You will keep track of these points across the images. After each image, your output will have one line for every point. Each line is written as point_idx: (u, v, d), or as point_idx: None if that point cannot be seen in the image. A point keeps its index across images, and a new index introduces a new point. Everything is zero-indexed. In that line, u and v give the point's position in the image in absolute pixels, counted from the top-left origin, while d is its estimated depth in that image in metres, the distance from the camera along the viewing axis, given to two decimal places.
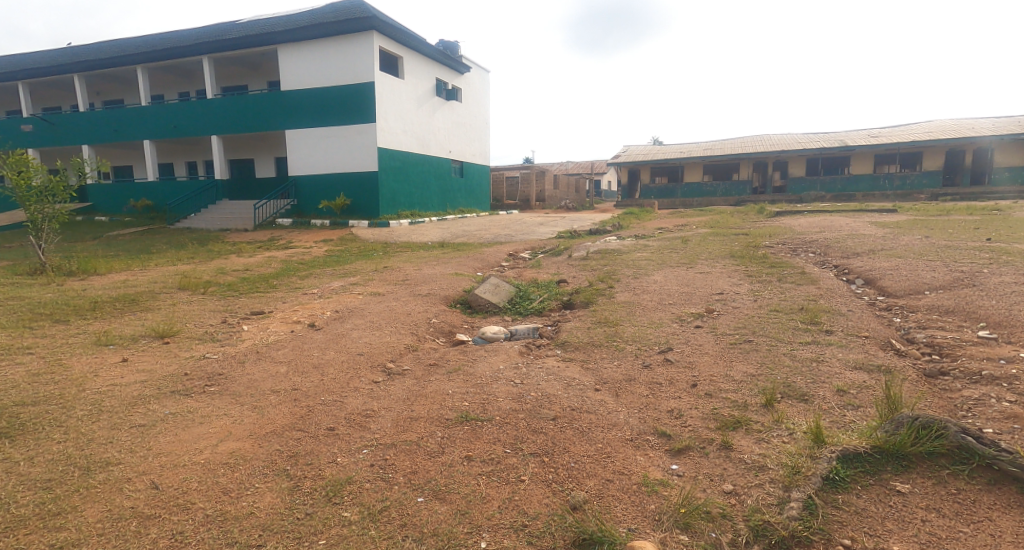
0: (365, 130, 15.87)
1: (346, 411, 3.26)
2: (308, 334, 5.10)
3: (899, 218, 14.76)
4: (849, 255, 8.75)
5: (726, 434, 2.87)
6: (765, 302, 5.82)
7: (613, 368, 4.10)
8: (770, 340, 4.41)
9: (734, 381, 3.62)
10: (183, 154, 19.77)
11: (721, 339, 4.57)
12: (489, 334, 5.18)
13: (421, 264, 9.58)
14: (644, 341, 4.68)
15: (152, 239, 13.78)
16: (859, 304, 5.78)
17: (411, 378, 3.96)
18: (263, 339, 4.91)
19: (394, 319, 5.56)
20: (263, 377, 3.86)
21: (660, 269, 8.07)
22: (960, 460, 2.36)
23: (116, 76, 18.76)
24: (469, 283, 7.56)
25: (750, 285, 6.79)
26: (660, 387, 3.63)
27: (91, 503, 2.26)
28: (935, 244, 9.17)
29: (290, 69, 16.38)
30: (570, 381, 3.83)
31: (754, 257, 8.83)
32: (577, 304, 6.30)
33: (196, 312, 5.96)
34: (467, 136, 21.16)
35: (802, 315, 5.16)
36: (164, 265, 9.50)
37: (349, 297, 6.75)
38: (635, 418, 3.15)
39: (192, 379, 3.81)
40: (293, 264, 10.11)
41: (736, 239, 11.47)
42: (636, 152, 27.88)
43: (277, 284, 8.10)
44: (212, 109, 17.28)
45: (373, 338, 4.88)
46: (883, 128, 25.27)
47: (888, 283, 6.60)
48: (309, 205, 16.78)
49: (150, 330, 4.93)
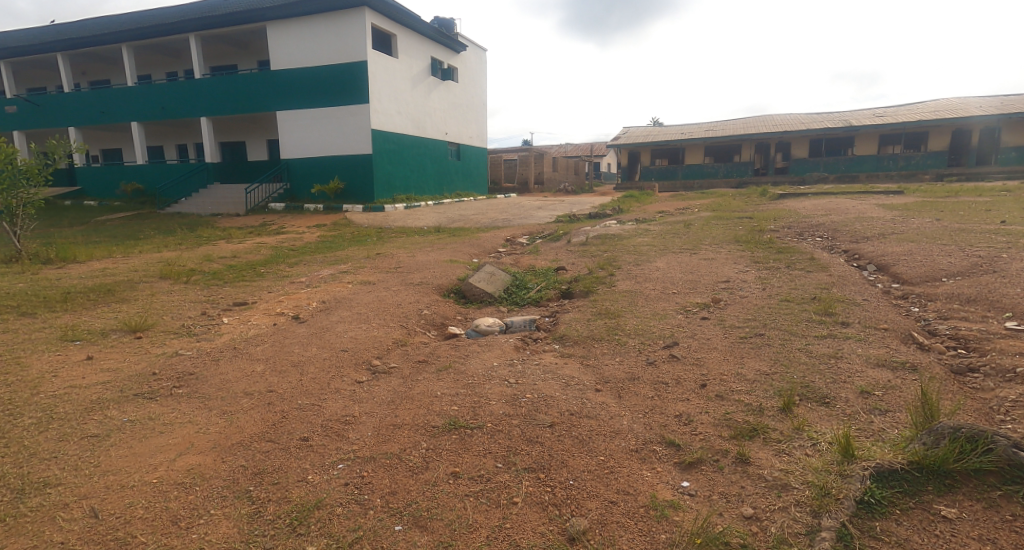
0: (358, 111, 15.45)
1: (324, 417, 2.98)
2: (290, 327, 4.82)
3: (906, 199, 14.42)
4: (858, 239, 8.45)
5: (742, 443, 2.59)
6: (775, 291, 5.52)
7: (615, 364, 3.82)
8: (783, 334, 4.12)
9: (747, 381, 3.34)
10: (172, 136, 19.31)
11: (730, 333, 4.28)
12: (483, 327, 4.91)
13: (415, 251, 9.26)
14: (648, 335, 4.41)
15: (141, 224, 13.43)
16: (874, 292, 5.48)
17: (398, 377, 3.68)
18: (242, 334, 4.63)
19: (383, 310, 5.27)
20: (237, 378, 3.57)
21: (662, 255, 7.77)
22: (1014, 479, 2.08)
23: (101, 55, 18.21)
24: (464, 271, 7.27)
25: (757, 272, 6.48)
26: (667, 388, 3.36)
27: (15, 538, 1.99)
28: (948, 227, 8.87)
29: (281, 48, 15.90)
30: (569, 381, 3.55)
31: (760, 241, 8.52)
32: (576, 293, 6.02)
33: (176, 303, 5.66)
34: (464, 116, 20.72)
35: (815, 305, 4.87)
36: (149, 251, 9.17)
37: (337, 287, 6.44)
38: (642, 425, 2.88)
39: (160, 380, 3.51)
40: (283, 250, 9.81)
41: (740, 223, 11.15)
42: (636, 134, 27.41)
43: (265, 272, 7.80)
44: (201, 90, 16.83)
45: (360, 332, 4.59)
46: (888, 108, 24.81)
47: (902, 269, 6.30)
48: (302, 189, 16.41)
49: (121, 324, 4.62)
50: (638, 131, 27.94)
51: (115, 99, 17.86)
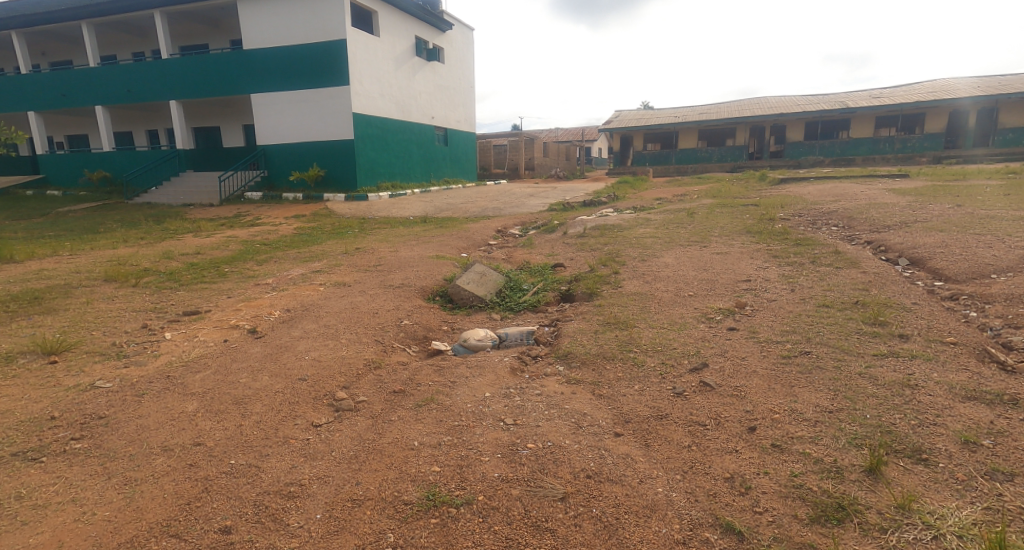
0: (337, 93, 14.55)
1: (260, 487, 2.27)
2: (244, 345, 4.06)
3: (915, 184, 13.79)
4: (879, 228, 7.77)
5: (830, 534, 1.93)
6: (806, 293, 4.81)
7: (635, 397, 3.11)
8: (834, 353, 3.40)
9: (808, 423, 2.61)
10: (143, 121, 18.29)
11: (769, 350, 3.57)
12: (473, 342, 4.18)
13: (399, 244, 8.50)
14: (669, 353, 3.69)
15: (104, 216, 12.55)
16: (917, 292, 4.78)
17: (366, 418, 2.95)
18: (183, 355, 3.86)
19: (356, 321, 4.52)
20: (159, 425, 2.78)
21: (669, 249, 7.06)
22: None
23: (60, 33, 17.08)
24: (451, 269, 6.51)
25: (780, 269, 5.79)
26: (705, 431, 2.67)
27: None
28: (972, 213, 8.25)
29: (253, 26, 14.91)
30: (580, 423, 2.85)
31: (773, 232, 7.83)
32: (577, 296, 5.32)
33: (113, 314, 4.87)
34: (451, 99, 19.79)
35: (861, 311, 4.16)
36: (100, 248, 8.30)
37: (307, 290, 5.67)
38: (683, 495, 2.18)
39: (55, 429, 2.74)
40: (253, 245, 8.99)
41: (746, 211, 10.46)
42: (628, 118, 26.63)
43: (228, 271, 7.00)
44: (170, 72, 15.85)
45: (325, 352, 3.84)
46: (884, 89, 24.21)
47: (942, 263, 5.61)
48: (279, 176, 15.53)
49: (32, 345, 3.84)
50: (630, 115, 27.13)
51: (77, 82, 16.80)
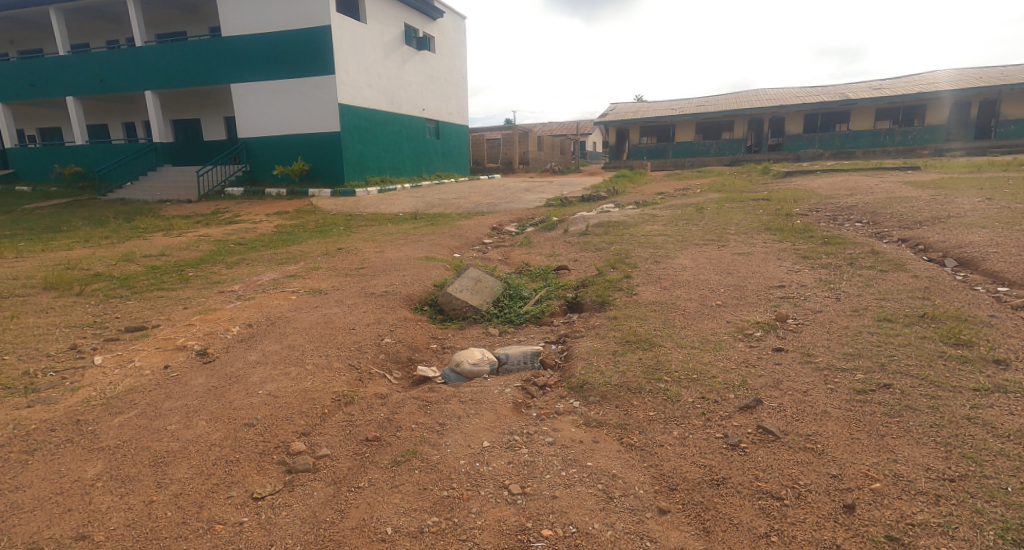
0: (322, 82, 13.74)
1: None
2: (187, 374, 3.30)
3: (929, 176, 13.13)
4: (911, 224, 7.07)
5: None
6: (856, 303, 4.10)
7: (678, 450, 2.38)
8: (924, 387, 2.69)
9: (927, 499, 1.93)
10: (119, 112, 17.40)
11: (837, 381, 2.86)
12: (467, 367, 3.45)
13: (384, 244, 7.74)
14: (709, 382, 2.97)
15: (71, 213, 11.74)
16: (985, 302, 4.07)
17: (326, 484, 2.24)
18: (108, 389, 3.11)
19: (327, 341, 3.76)
20: (37, 505, 2.08)
21: (684, 249, 6.34)
22: None
23: (28, 20, 16.16)
24: (442, 273, 5.77)
25: (816, 272, 5.07)
26: (784, 510, 1.97)
27: None
28: (1007, 208, 7.59)
29: (231, 12, 14.06)
30: (609, 491, 2.13)
31: (796, 229, 7.10)
32: (586, 305, 4.61)
33: (40, 332, 4.10)
34: (442, 90, 19.00)
35: (934, 328, 3.44)
36: (52, 250, 7.48)
37: (276, 299, 4.91)
38: None
39: None
40: (226, 245, 8.22)
41: (759, 206, 9.72)
42: (624, 110, 25.82)
43: (192, 276, 6.22)
44: (144, 60, 14.97)
45: (284, 385, 3.08)
46: (884, 81, 23.62)
47: (999, 266, 4.90)
48: (261, 169, 14.69)
49: None
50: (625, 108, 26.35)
51: (47, 72, 15.89)
